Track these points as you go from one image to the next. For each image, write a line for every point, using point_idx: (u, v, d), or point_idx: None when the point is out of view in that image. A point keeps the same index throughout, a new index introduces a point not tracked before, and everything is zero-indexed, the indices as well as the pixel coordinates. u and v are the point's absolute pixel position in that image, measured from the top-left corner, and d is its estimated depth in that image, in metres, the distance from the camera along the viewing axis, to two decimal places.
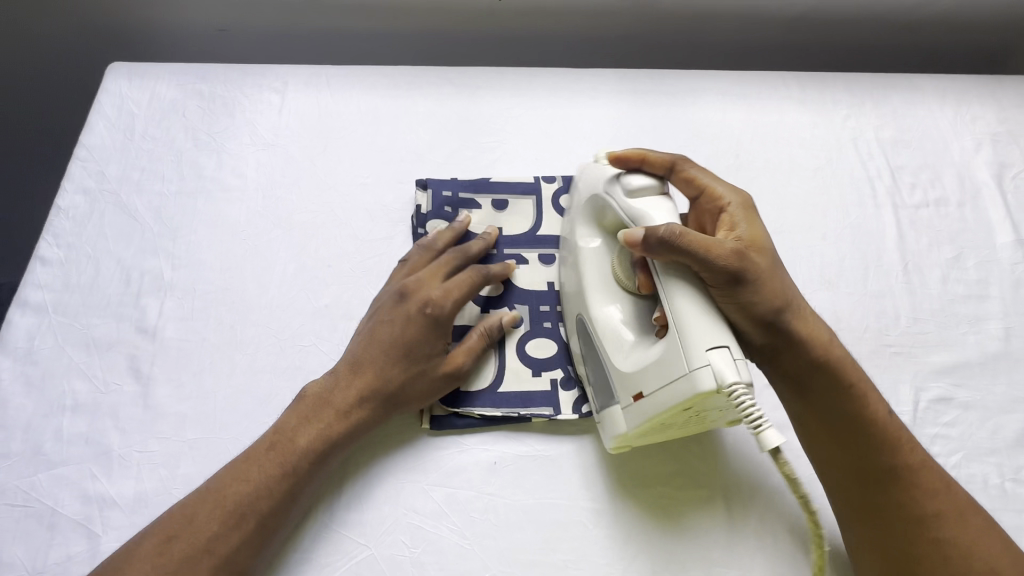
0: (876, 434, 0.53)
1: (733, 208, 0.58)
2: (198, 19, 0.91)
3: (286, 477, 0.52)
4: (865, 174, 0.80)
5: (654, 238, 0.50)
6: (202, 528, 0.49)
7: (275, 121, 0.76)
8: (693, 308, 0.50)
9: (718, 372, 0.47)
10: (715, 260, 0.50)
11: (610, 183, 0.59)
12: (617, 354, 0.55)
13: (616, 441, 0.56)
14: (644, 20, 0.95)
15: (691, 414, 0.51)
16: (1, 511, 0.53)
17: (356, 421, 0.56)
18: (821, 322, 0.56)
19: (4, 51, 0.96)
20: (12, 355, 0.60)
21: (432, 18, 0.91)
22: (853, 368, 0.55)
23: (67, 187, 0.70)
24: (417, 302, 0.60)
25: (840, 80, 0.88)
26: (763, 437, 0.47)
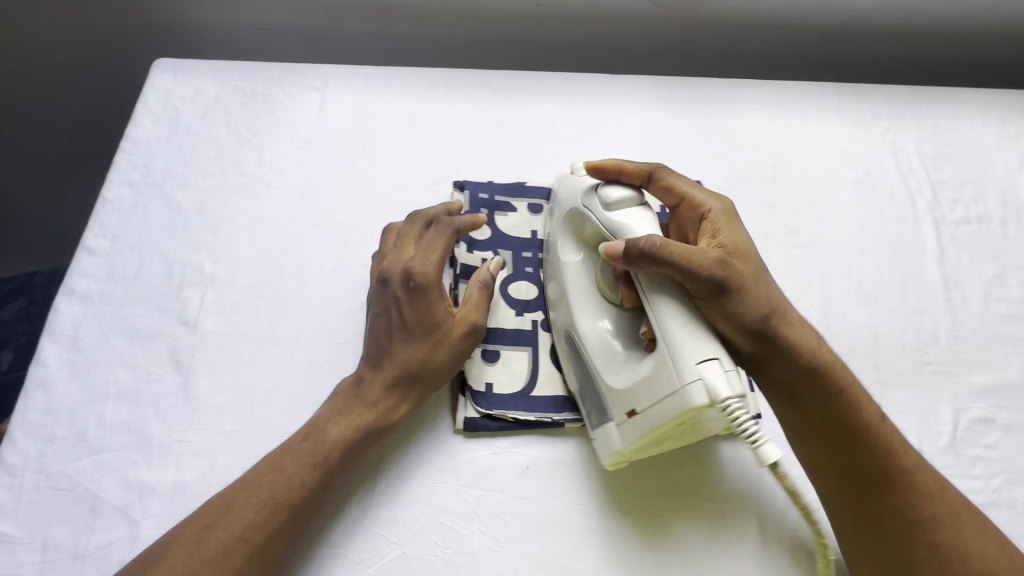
0: (866, 438, 0.52)
1: (715, 214, 0.57)
2: (241, 18, 0.92)
3: (320, 466, 0.52)
4: (905, 188, 0.79)
5: (637, 251, 0.50)
6: (239, 517, 0.49)
7: (315, 119, 0.77)
8: (679, 323, 0.49)
9: (710, 387, 0.46)
10: (699, 270, 0.49)
11: (588, 196, 0.58)
12: (609, 370, 0.55)
13: (613, 458, 0.55)
14: (681, 28, 0.94)
15: (684, 427, 0.51)
16: (46, 494, 0.54)
17: (387, 410, 0.56)
18: (808, 326, 0.55)
19: (51, 45, 0.99)
20: (59, 342, 0.61)
21: (470, 22, 0.92)
22: (841, 372, 0.54)
23: (114, 179, 0.71)
24: (399, 280, 0.59)
25: (880, 92, 0.87)
26: (762, 451, 0.47)
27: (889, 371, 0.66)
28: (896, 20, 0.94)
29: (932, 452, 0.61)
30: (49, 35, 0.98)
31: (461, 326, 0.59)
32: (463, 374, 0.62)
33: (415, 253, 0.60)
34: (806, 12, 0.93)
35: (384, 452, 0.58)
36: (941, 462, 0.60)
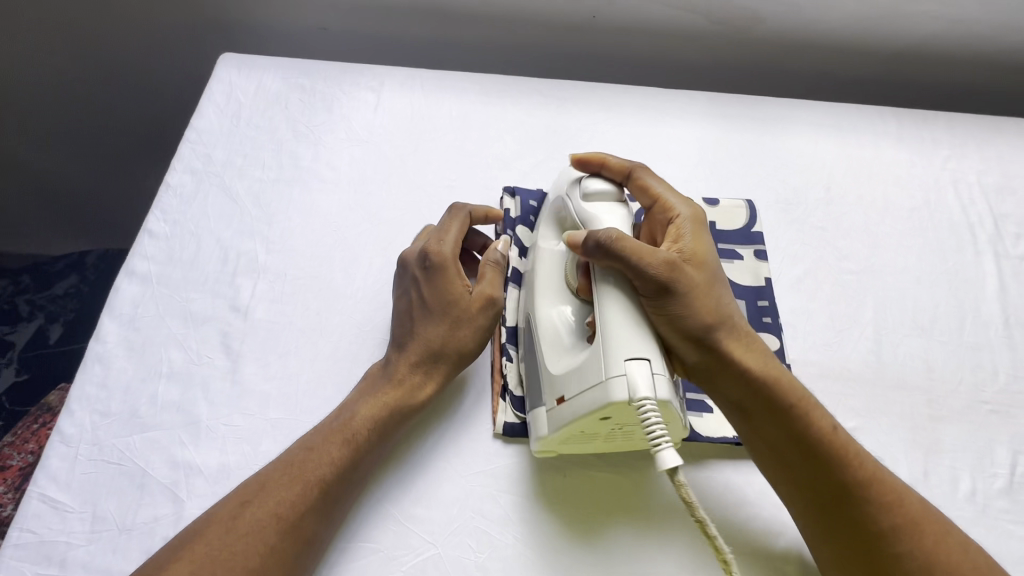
0: (820, 450, 0.50)
1: (682, 219, 0.55)
2: (304, 18, 0.95)
3: (348, 443, 0.53)
4: (965, 219, 0.77)
5: (592, 241, 0.50)
6: (277, 494, 0.50)
7: (370, 118, 0.79)
8: (620, 316, 0.49)
9: (631, 384, 0.46)
10: (646, 269, 0.49)
11: (571, 187, 0.59)
12: (550, 355, 0.54)
13: (538, 444, 0.54)
14: (736, 45, 0.94)
15: (609, 425, 0.50)
16: (97, 466, 0.56)
17: (411, 388, 0.57)
18: (760, 339, 0.53)
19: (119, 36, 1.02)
20: (117, 319, 0.63)
21: (524, 30, 0.93)
22: (796, 383, 0.52)
23: (177, 166, 0.74)
24: (416, 261, 0.61)
25: (942, 118, 0.84)
26: (659, 457, 0.45)
27: (942, 407, 0.63)
28: (961, 46, 0.92)
29: (986, 495, 0.58)
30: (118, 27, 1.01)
31: (478, 299, 0.59)
32: (505, 377, 0.62)
33: (432, 234, 0.62)
34: (867, 35, 0.91)
35: (415, 443, 0.59)
36: (996, 506, 0.58)
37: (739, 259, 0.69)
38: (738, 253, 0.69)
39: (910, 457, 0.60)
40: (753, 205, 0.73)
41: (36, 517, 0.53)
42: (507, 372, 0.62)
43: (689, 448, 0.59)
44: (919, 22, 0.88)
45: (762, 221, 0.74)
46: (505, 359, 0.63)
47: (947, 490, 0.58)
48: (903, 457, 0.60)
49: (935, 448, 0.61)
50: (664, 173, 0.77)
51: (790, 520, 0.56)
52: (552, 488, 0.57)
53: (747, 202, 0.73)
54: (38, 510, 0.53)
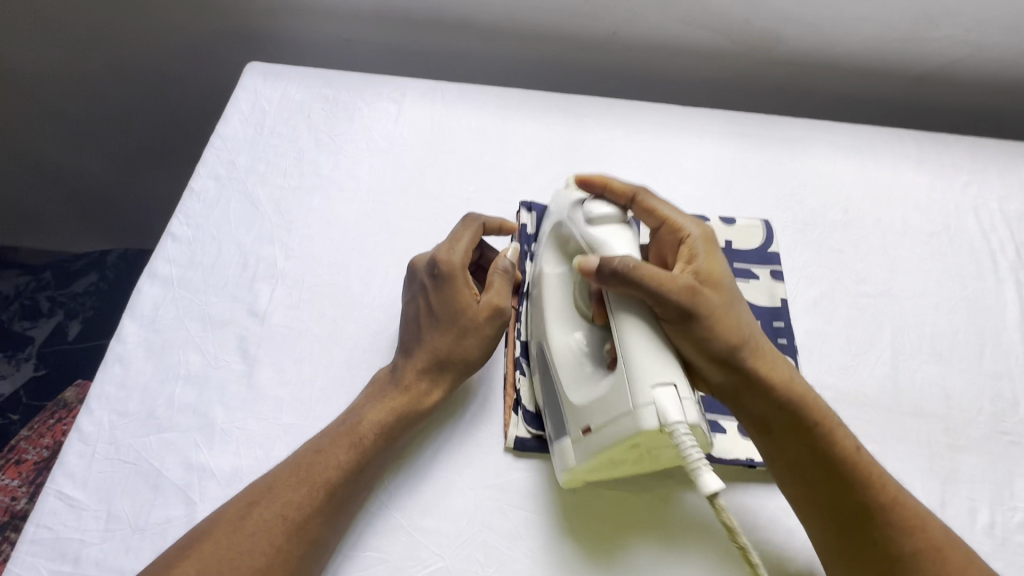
0: (843, 471, 0.50)
1: (694, 239, 0.56)
2: (328, 29, 0.97)
3: (355, 447, 0.54)
4: (985, 245, 0.76)
5: (608, 269, 0.50)
6: (286, 496, 0.50)
7: (390, 129, 0.80)
8: (643, 344, 0.49)
9: (661, 411, 0.46)
10: (667, 294, 0.49)
11: (573, 208, 0.58)
12: (571, 386, 0.54)
13: (566, 474, 0.54)
14: (755, 66, 0.94)
15: (639, 450, 0.50)
16: (114, 465, 0.57)
17: (418, 396, 0.57)
18: (782, 357, 0.53)
19: (146, 46, 1.04)
20: (138, 320, 0.64)
21: (545, 46, 0.94)
22: (818, 404, 0.52)
23: (201, 172, 0.75)
24: (425, 269, 0.61)
25: (963, 143, 0.84)
26: (700, 480, 0.45)
27: (961, 436, 0.62)
28: (983, 70, 0.91)
29: (1005, 528, 0.57)
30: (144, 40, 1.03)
31: (486, 308, 0.59)
32: (518, 392, 0.62)
33: (443, 242, 0.62)
34: (887, 58, 0.91)
35: (422, 449, 0.59)
36: (1015, 540, 0.56)
37: (755, 279, 0.69)
38: (754, 272, 0.69)
39: (927, 486, 0.59)
40: (770, 225, 0.73)
41: (52, 514, 0.54)
42: (521, 389, 0.62)
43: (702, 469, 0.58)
44: (941, 47, 0.88)
45: (778, 241, 0.73)
46: (518, 373, 0.63)
47: (965, 521, 0.57)
48: (919, 486, 0.59)
49: (953, 478, 0.60)
50: (681, 191, 0.77)
51: (804, 547, 0.55)
52: (562, 504, 0.57)
53: (764, 222, 0.73)
54: (54, 507, 0.54)
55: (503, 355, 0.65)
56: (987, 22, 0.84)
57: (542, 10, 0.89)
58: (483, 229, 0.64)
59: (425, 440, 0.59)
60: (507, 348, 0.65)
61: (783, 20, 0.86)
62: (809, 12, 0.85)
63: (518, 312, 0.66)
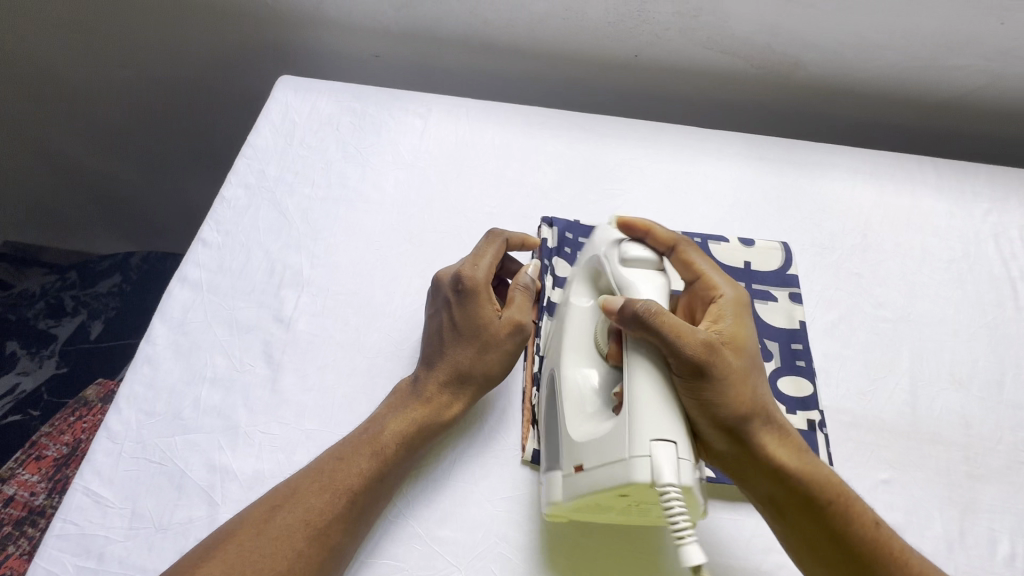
0: (858, 548, 0.50)
1: (725, 300, 0.56)
2: (356, 47, 0.99)
3: (377, 456, 0.55)
4: (1005, 273, 0.76)
5: (630, 311, 0.50)
6: (308, 501, 0.51)
7: (416, 144, 0.82)
8: (650, 392, 0.49)
9: (655, 466, 0.46)
10: (684, 348, 0.49)
11: (611, 248, 0.59)
12: (574, 419, 0.54)
13: (549, 508, 0.54)
14: (774, 89, 0.96)
15: (627, 501, 0.49)
16: (140, 464, 0.58)
17: (438, 409, 0.58)
18: (792, 428, 0.53)
19: (184, 65, 1.08)
20: (168, 322, 0.66)
21: (568, 66, 0.96)
22: (830, 478, 0.52)
23: (232, 180, 0.77)
24: (449, 284, 0.62)
25: (983, 171, 0.84)
26: (682, 550, 0.43)
27: (980, 464, 0.62)
28: (1003, 100, 0.92)
29: None
30: (184, 61, 1.07)
31: (507, 324, 0.60)
32: (534, 406, 0.62)
33: (467, 257, 0.63)
34: (907, 85, 0.92)
35: (440, 459, 0.60)
36: None
37: (773, 300, 0.69)
38: (772, 294, 0.70)
39: (946, 515, 0.58)
40: (788, 247, 0.74)
41: (78, 510, 0.55)
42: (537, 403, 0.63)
43: (718, 488, 0.59)
44: (960, 76, 0.89)
45: (796, 263, 0.74)
46: (534, 389, 0.63)
47: (984, 552, 0.57)
48: (938, 514, 0.58)
49: (973, 507, 0.59)
50: (700, 212, 0.78)
51: None
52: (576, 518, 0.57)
53: (782, 244, 0.74)
54: (81, 503, 0.55)
55: (521, 369, 0.66)
56: (1008, 53, 0.85)
57: (566, 33, 0.91)
58: (506, 245, 0.65)
59: (442, 452, 0.60)
60: (525, 363, 0.66)
61: (803, 46, 0.88)
62: (830, 38, 0.86)
63: (538, 328, 0.67)
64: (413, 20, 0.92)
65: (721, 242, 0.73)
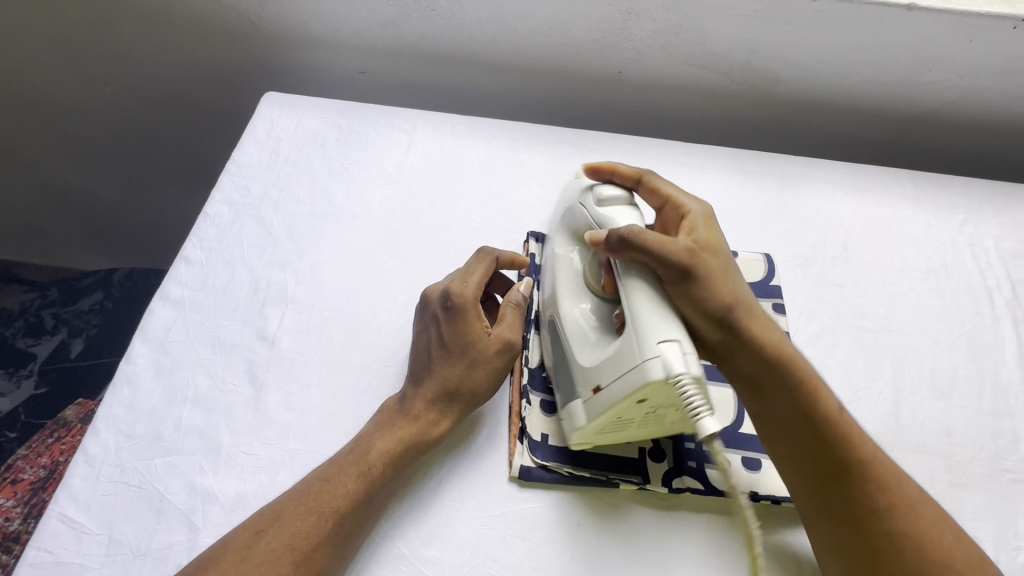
0: (827, 427, 0.52)
1: (694, 215, 0.58)
2: (343, 63, 1.00)
3: (363, 477, 0.54)
4: (982, 282, 0.77)
5: (615, 236, 0.53)
6: (293, 526, 0.50)
7: (402, 159, 0.82)
8: (649, 302, 0.51)
9: (667, 363, 0.47)
10: (669, 255, 0.51)
11: (585, 193, 0.62)
12: (582, 350, 0.57)
13: (576, 435, 0.57)
14: (755, 103, 0.97)
15: (647, 408, 0.52)
16: (117, 488, 0.56)
17: (426, 427, 0.58)
18: (770, 319, 0.56)
19: (172, 83, 1.08)
20: (149, 342, 0.65)
21: (553, 82, 0.97)
22: (803, 365, 0.55)
23: (216, 197, 0.77)
24: (439, 299, 0.62)
25: (958, 182, 0.86)
26: (701, 426, 0.46)
27: (963, 473, 0.63)
28: (976, 114, 0.94)
29: (1010, 568, 0.57)
30: (172, 79, 1.07)
31: (496, 342, 0.60)
32: (523, 421, 0.62)
33: (456, 274, 0.64)
34: (883, 99, 0.94)
35: (426, 477, 0.59)
36: None
37: None
38: None
39: None
40: (771, 259, 0.75)
41: (52, 537, 0.53)
42: (525, 417, 0.62)
43: (705, 501, 0.59)
44: (934, 90, 0.91)
45: (779, 274, 0.75)
46: (523, 403, 0.64)
47: None
48: None
49: (957, 516, 0.60)
50: None
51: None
52: (565, 535, 0.57)
53: (765, 256, 0.75)
54: (56, 530, 0.54)
55: (508, 386, 0.66)
56: (980, 70, 0.87)
57: (551, 50, 0.92)
58: (496, 264, 0.66)
59: (428, 471, 0.60)
60: (513, 378, 0.66)
61: (782, 62, 0.90)
62: (808, 55, 0.88)
63: (525, 343, 0.67)
64: (397, 37, 0.93)
65: None
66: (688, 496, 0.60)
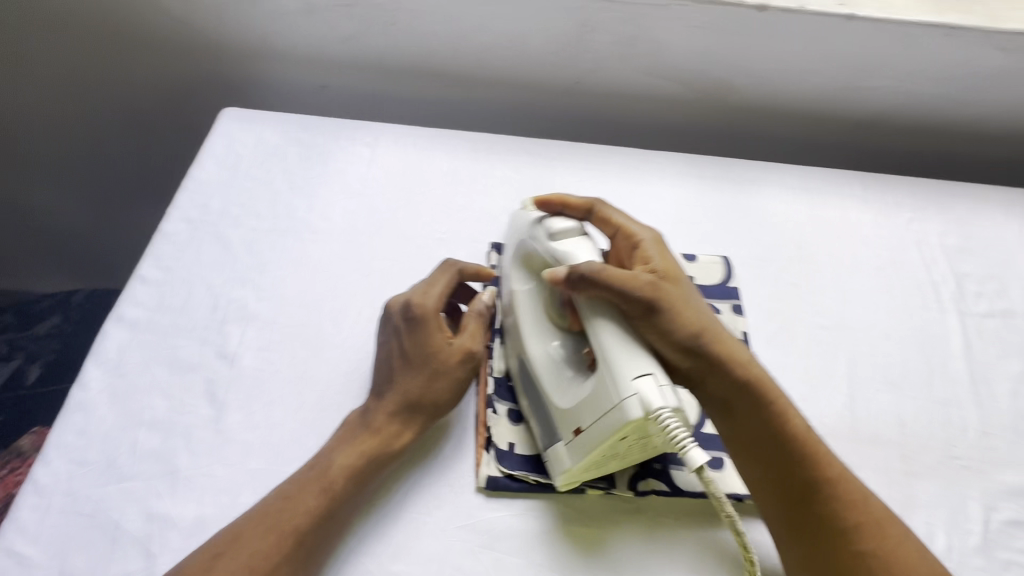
0: (794, 449, 0.55)
1: (646, 243, 0.61)
2: (303, 78, 0.99)
3: (324, 493, 0.53)
4: (928, 277, 0.81)
5: (576, 274, 0.54)
6: (252, 547, 0.49)
7: (364, 172, 0.82)
8: (617, 341, 0.53)
9: (645, 400, 0.49)
10: (633, 291, 0.53)
11: (534, 228, 0.63)
12: (557, 393, 0.57)
13: (562, 479, 0.57)
14: (712, 110, 1.00)
15: (628, 443, 0.53)
16: (69, 518, 0.54)
17: (388, 439, 0.57)
18: (736, 341, 0.59)
19: (128, 100, 1.06)
20: (102, 365, 0.63)
21: (515, 93, 0.99)
22: (771, 386, 0.57)
23: (173, 215, 0.76)
24: (400, 310, 0.62)
25: (903, 183, 0.90)
26: (689, 458, 0.48)
27: (916, 462, 0.65)
28: (919, 117, 0.99)
29: (962, 552, 0.59)
30: (130, 96, 1.05)
31: (458, 351, 0.61)
32: (489, 430, 0.62)
33: (417, 286, 0.64)
34: (832, 105, 0.98)
35: (391, 490, 0.59)
36: (972, 564, 0.58)
37: (717, 313, 0.72)
38: (715, 307, 0.72)
39: None
40: (729, 261, 0.77)
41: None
42: (491, 426, 0.63)
43: (669, 502, 0.61)
44: (878, 96, 0.95)
45: (737, 276, 0.77)
46: (489, 412, 0.64)
47: None
48: None
49: (911, 504, 0.62)
50: None
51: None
52: (533, 543, 0.57)
53: (723, 259, 0.77)
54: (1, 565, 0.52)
55: (474, 395, 0.66)
56: (917, 75, 0.91)
57: (511, 62, 0.93)
58: (459, 275, 0.66)
59: (392, 484, 0.59)
60: (479, 387, 0.66)
61: (733, 71, 0.93)
62: (757, 65, 0.91)
63: (490, 352, 0.68)
64: (357, 51, 0.93)
65: None
66: (654, 498, 0.60)
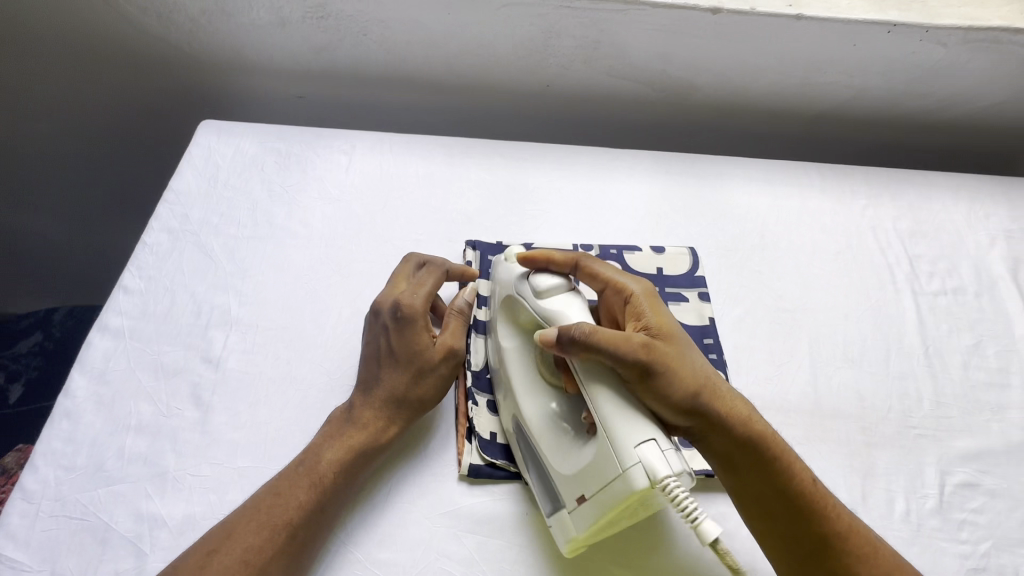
0: (803, 504, 0.54)
1: (638, 296, 0.59)
2: (280, 90, 1.02)
3: (314, 488, 0.55)
4: (883, 260, 0.85)
5: (568, 337, 0.53)
6: (244, 541, 0.51)
7: (342, 178, 0.85)
8: (615, 407, 0.51)
9: (649, 468, 0.48)
10: (626, 355, 0.52)
11: (521, 283, 0.61)
12: (559, 459, 0.56)
13: (567, 545, 0.55)
14: (677, 108, 1.05)
15: (633, 509, 0.52)
16: (59, 522, 0.56)
17: (376, 435, 0.60)
18: (737, 393, 0.57)
19: (108, 117, 1.07)
20: (87, 374, 0.65)
21: (487, 97, 1.02)
22: (775, 440, 0.55)
23: (155, 226, 0.77)
24: (389, 310, 0.64)
25: (858, 171, 0.95)
26: (702, 530, 0.46)
27: (875, 433, 0.69)
28: (872, 108, 1.04)
29: (919, 514, 0.63)
30: (110, 113, 1.07)
31: (442, 349, 0.63)
32: (471, 420, 0.65)
33: (405, 286, 0.66)
34: (790, 100, 1.03)
35: (376, 484, 0.61)
36: (929, 525, 0.62)
37: (685, 301, 0.75)
38: (683, 296, 0.76)
39: (849, 483, 0.65)
40: (695, 252, 0.81)
41: None
42: (472, 417, 0.65)
43: None
44: (832, 90, 1.00)
45: (703, 265, 0.81)
46: (470, 404, 0.66)
47: (884, 512, 0.63)
48: (842, 482, 0.65)
49: (872, 472, 0.66)
50: (615, 226, 0.84)
51: (742, 548, 0.60)
52: (514, 528, 0.59)
53: (690, 250, 0.81)
54: None
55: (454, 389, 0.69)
56: (865, 70, 0.96)
57: (481, 68, 0.97)
58: (446, 276, 0.69)
59: (377, 479, 0.61)
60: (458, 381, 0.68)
61: (694, 71, 0.97)
62: (717, 65, 0.96)
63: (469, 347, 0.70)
64: (331, 62, 0.96)
65: (635, 252, 0.79)
66: None
